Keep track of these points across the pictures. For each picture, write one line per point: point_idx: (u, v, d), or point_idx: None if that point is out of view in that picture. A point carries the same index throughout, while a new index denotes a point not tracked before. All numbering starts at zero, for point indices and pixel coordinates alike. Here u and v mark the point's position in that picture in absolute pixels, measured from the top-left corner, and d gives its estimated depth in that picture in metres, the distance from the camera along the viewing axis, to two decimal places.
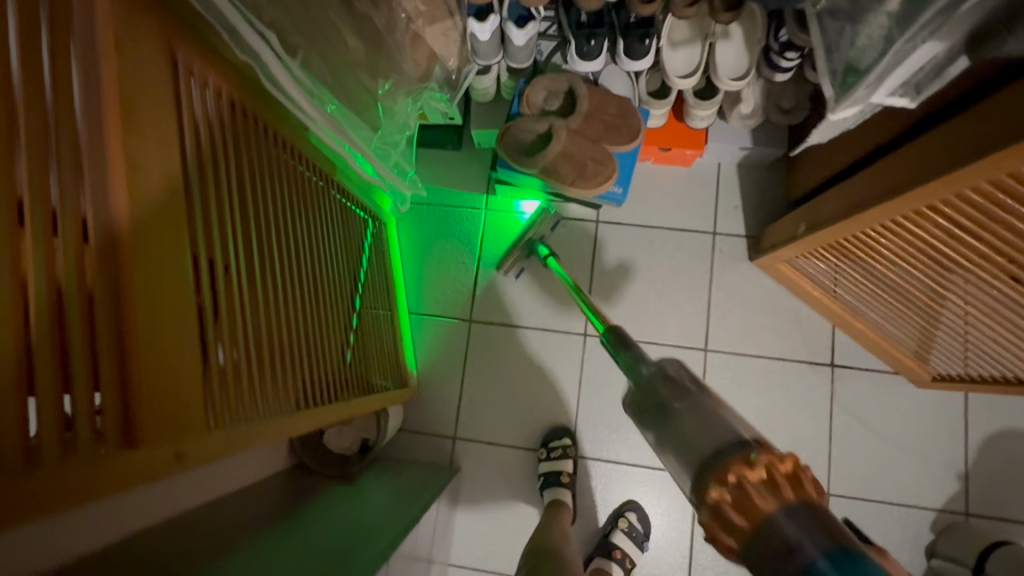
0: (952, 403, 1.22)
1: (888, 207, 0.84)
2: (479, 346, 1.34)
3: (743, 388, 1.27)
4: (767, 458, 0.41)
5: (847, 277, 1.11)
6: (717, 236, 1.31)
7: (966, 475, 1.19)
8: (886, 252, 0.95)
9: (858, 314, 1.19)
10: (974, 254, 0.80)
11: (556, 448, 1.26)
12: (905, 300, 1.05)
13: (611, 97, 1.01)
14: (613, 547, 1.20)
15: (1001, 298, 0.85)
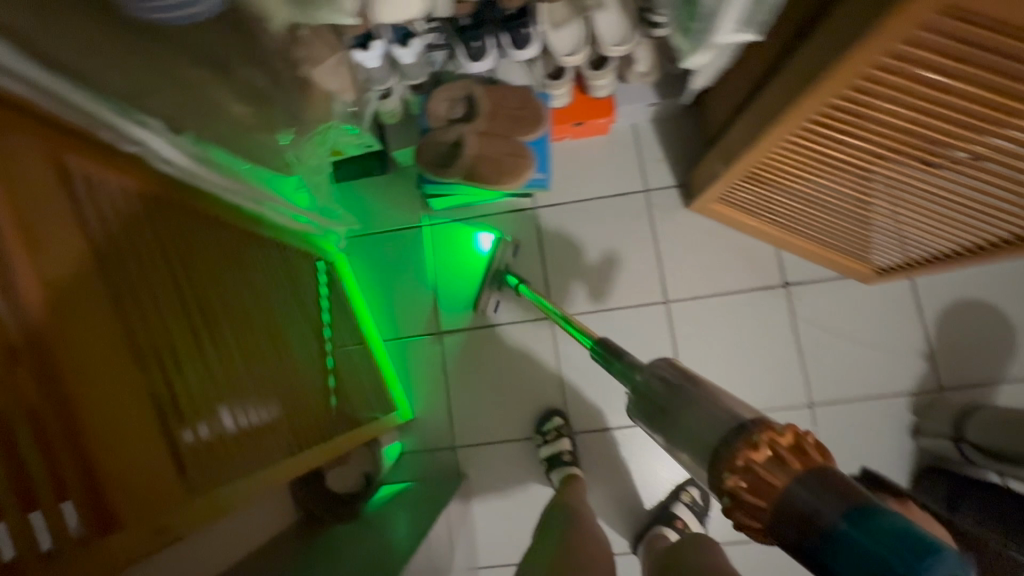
0: (901, 291, 1.28)
1: (774, 132, 0.89)
2: (454, 355, 1.37)
3: (709, 328, 1.32)
4: (746, 450, 0.41)
5: (772, 202, 1.16)
6: (649, 193, 1.36)
7: (930, 353, 1.25)
8: (791, 173, 1.01)
9: (793, 232, 1.24)
10: (861, 156, 0.86)
11: (551, 430, 1.29)
12: (826, 210, 1.10)
13: (510, 91, 1.05)
14: (675, 518, 1.23)
15: (901, 189, 0.91)
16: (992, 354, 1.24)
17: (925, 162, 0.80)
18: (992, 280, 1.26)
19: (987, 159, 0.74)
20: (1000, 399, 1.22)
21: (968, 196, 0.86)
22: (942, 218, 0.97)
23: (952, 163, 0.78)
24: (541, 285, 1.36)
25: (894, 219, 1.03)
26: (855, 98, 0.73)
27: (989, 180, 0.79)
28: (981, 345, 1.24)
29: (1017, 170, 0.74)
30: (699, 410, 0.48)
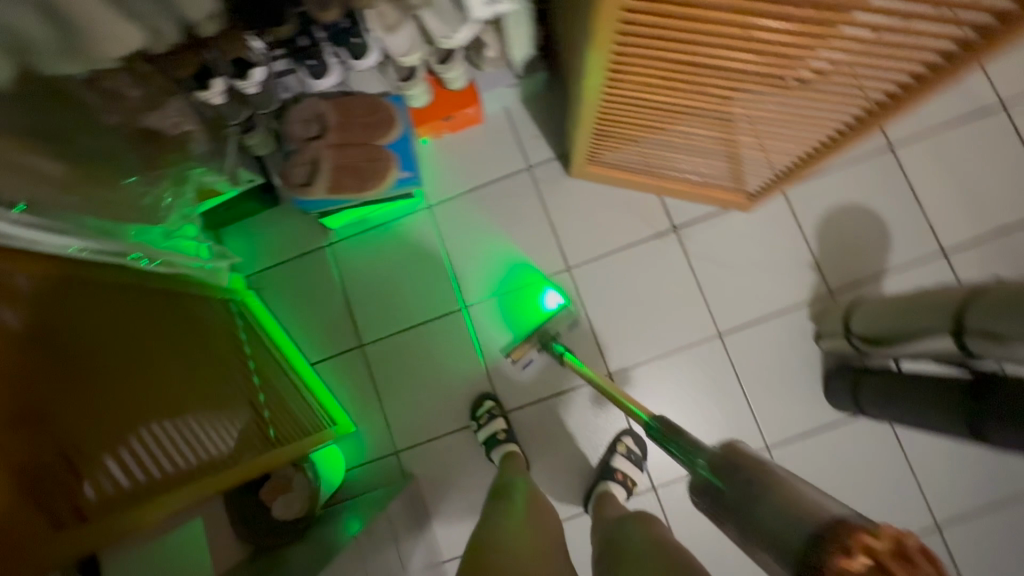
0: (780, 211, 1.36)
1: (590, 82, 0.93)
2: (379, 362, 1.40)
3: (613, 284, 1.38)
4: (841, 558, 0.40)
5: (632, 151, 1.22)
6: (532, 169, 1.41)
7: (816, 262, 1.33)
8: (629, 118, 1.05)
9: (663, 176, 1.31)
10: (670, 88, 0.90)
11: (483, 415, 1.33)
12: (677, 150, 1.16)
13: (356, 100, 1.08)
14: (615, 471, 1.29)
15: (721, 111, 0.95)
16: (870, 251, 1.32)
17: (721, 81, 0.84)
18: (858, 183, 1.34)
19: (764, 67, 0.78)
20: (886, 290, 1.31)
21: (777, 104, 0.91)
22: (772, 131, 1.02)
23: (741, 76, 0.82)
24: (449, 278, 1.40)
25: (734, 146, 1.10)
26: (631, 36, 0.76)
27: (781, 85, 0.84)
28: (858, 245, 1.33)
29: (796, 70, 0.79)
30: (773, 504, 0.48)
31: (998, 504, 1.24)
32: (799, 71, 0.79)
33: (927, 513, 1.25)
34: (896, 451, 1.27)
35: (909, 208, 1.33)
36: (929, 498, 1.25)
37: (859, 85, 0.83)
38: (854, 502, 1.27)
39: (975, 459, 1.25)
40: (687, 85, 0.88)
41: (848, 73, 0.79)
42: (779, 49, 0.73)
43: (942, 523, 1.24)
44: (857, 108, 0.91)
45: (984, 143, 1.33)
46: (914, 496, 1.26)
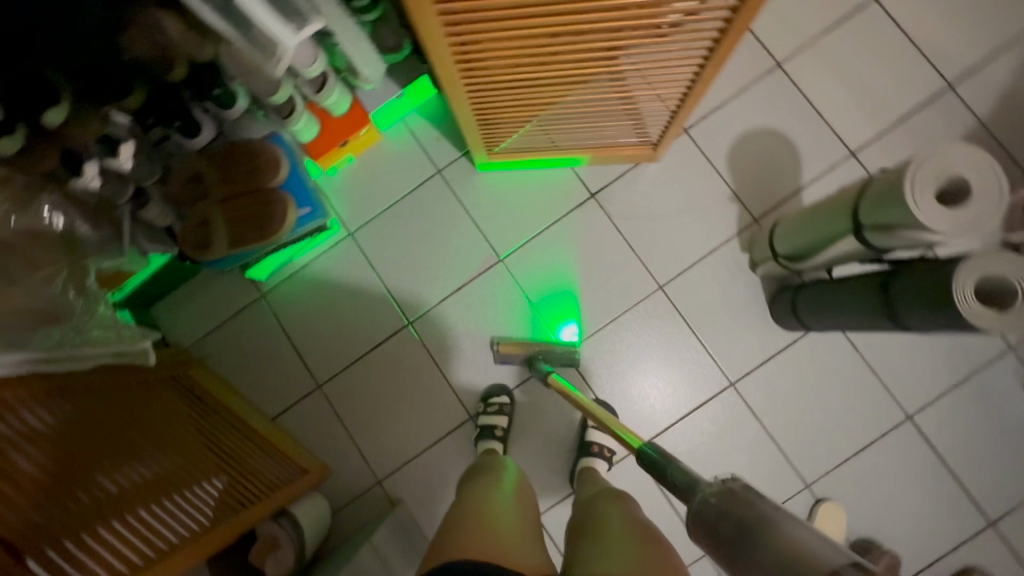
0: (690, 153, 1.37)
1: (440, 63, 0.92)
2: (341, 398, 1.39)
3: (549, 264, 1.38)
4: None
5: (524, 131, 1.22)
6: (442, 172, 1.41)
7: (736, 194, 1.35)
8: (499, 95, 1.04)
9: (566, 149, 1.31)
10: (515, 54, 0.89)
11: (493, 404, 1.32)
12: (567, 120, 1.17)
13: (235, 152, 1.12)
14: (591, 444, 1.29)
15: (578, 70, 0.94)
16: (784, 170, 1.34)
17: (555, 37, 0.83)
18: (758, 106, 1.36)
19: (586, 13, 0.77)
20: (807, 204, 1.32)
21: (626, 54, 0.89)
22: (640, 82, 1.01)
23: (570, 29, 0.80)
24: (388, 298, 1.40)
25: (617, 104, 1.10)
26: (444, 7, 0.75)
27: (616, 31, 0.82)
28: (771, 167, 1.34)
29: (619, 14, 0.77)
30: (773, 549, 0.51)
31: (960, 383, 1.26)
32: (623, 14, 0.77)
33: (896, 407, 1.27)
34: (854, 356, 1.29)
35: (813, 120, 1.34)
36: (896, 394, 1.27)
37: (695, 20, 0.81)
38: (829, 415, 1.28)
39: (929, 345, 1.27)
40: (530, 50, 0.87)
41: (674, 9, 0.77)
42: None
43: (912, 413, 1.26)
44: (709, 43, 0.89)
45: (867, 40, 1.35)
46: (881, 395, 1.28)
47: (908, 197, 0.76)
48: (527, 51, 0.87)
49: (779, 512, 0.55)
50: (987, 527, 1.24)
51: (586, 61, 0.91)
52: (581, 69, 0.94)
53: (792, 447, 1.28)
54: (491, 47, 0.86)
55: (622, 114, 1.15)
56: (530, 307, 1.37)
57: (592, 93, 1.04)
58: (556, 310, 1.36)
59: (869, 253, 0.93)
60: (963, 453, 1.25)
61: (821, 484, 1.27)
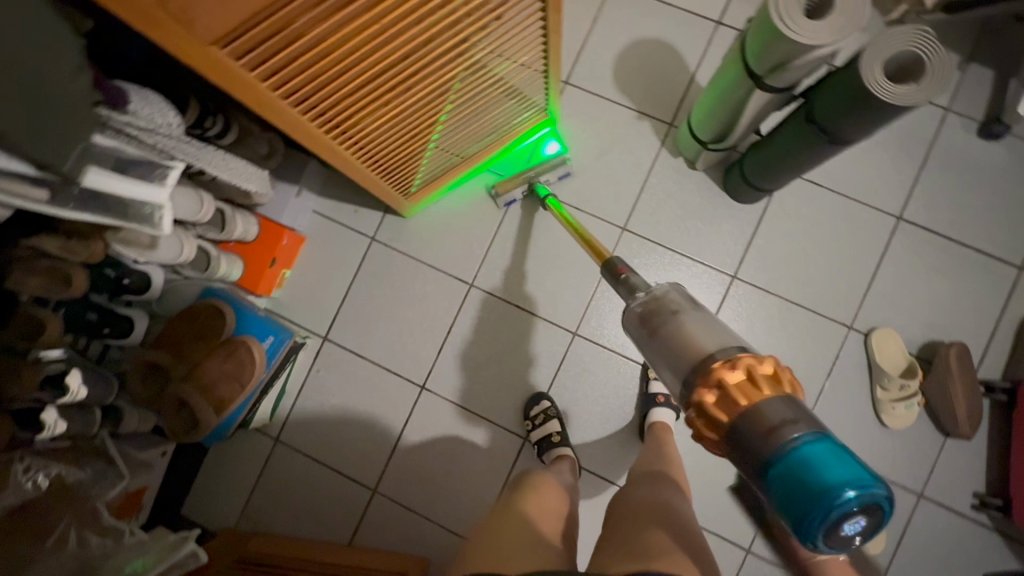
0: (581, 99, 1.38)
1: (315, 142, 0.91)
2: (399, 490, 1.34)
3: (515, 263, 1.37)
4: (719, 364, 0.56)
5: (425, 160, 1.21)
6: (375, 238, 1.39)
7: (641, 112, 1.36)
8: (384, 140, 1.03)
9: (472, 155, 1.31)
10: (373, 96, 0.88)
11: (538, 414, 1.30)
12: (456, 129, 1.16)
13: (177, 326, 1.11)
14: (657, 395, 1.28)
15: (437, 78, 0.93)
16: (670, 68, 1.36)
17: (399, 62, 0.81)
18: (617, 28, 1.38)
19: (411, 27, 0.75)
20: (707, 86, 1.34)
21: (470, 42, 0.88)
22: (498, 59, 1.00)
23: (407, 48, 0.79)
24: (390, 375, 1.37)
25: (491, 90, 1.10)
26: (284, 92, 0.74)
27: (449, 28, 0.81)
28: (658, 72, 1.36)
29: (441, 12, 0.76)
30: (675, 334, 0.63)
31: (925, 163, 1.28)
32: (445, 11, 0.76)
33: (883, 215, 1.28)
34: (822, 192, 1.30)
35: (670, 13, 1.37)
36: (878, 202, 1.28)
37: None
38: (832, 254, 1.29)
39: (878, 145, 1.29)
40: (384, 85, 0.86)
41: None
42: (399, 10, 0.70)
43: (900, 212, 1.28)
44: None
45: None
46: (866, 212, 1.29)
47: (781, 26, 0.76)
48: (381, 88, 0.86)
49: (688, 312, 0.64)
50: (1020, 273, 1.24)
51: (438, 68, 0.90)
52: (439, 78, 0.93)
53: (817, 300, 1.28)
54: (348, 102, 0.85)
55: (501, 98, 1.15)
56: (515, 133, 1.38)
57: (462, 94, 1.04)
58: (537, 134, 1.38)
59: (779, 96, 0.94)
60: (962, 221, 1.26)
61: (862, 318, 1.26)
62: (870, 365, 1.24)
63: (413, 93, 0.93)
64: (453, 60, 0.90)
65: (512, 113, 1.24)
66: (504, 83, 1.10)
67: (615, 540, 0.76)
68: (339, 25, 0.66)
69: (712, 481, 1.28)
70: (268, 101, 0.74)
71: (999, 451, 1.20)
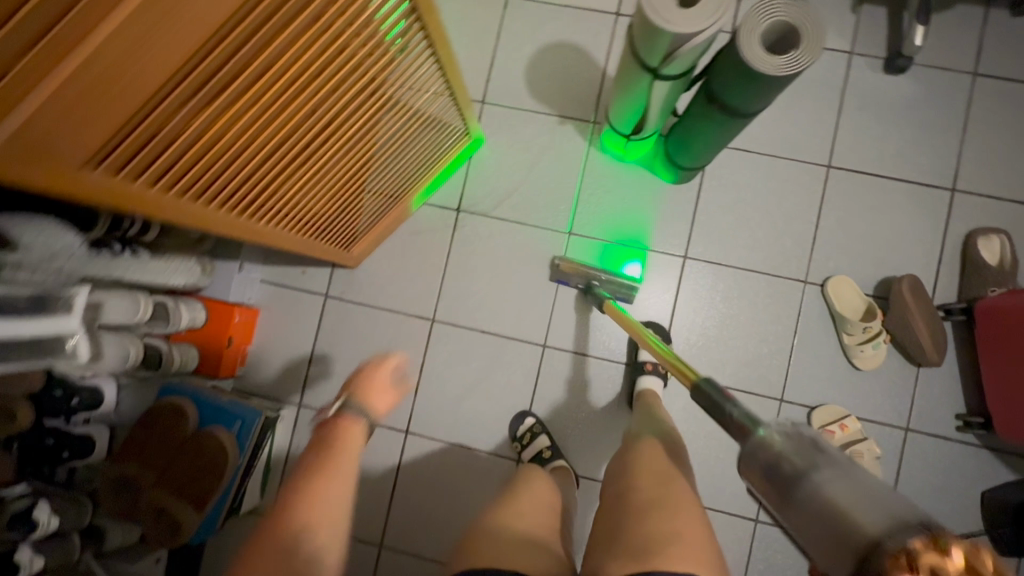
0: (502, 116, 1.38)
1: (239, 226, 0.90)
2: (405, 540, 1.33)
3: (472, 289, 1.37)
4: (920, 543, 0.47)
5: (353, 213, 1.20)
6: (329, 294, 1.38)
7: (562, 116, 1.37)
8: (310, 203, 1.03)
9: (400, 196, 1.31)
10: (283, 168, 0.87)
11: (524, 434, 1.29)
12: (377, 177, 1.15)
13: (139, 431, 1.07)
14: (644, 366, 1.28)
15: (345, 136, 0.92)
16: (581, 68, 1.37)
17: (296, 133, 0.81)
18: (521, 40, 1.38)
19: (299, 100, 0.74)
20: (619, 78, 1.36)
21: (367, 96, 0.88)
22: (403, 101, 1.00)
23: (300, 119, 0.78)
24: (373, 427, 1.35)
25: (401, 134, 1.09)
26: (188, 191, 0.73)
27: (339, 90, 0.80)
28: (570, 74, 1.37)
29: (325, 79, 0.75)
30: (833, 499, 0.53)
31: (841, 109, 1.30)
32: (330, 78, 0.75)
33: (813, 167, 1.30)
34: (752, 157, 1.32)
35: (568, 15, 1.38)
36: (807, 156, 1.30)
37: (394, 29, 0.79)
38: (775, 215, 1.31)
39: (795, 101, 1.31)
40: (289, 156, 0.85)
41: (366, 39, 0.76)
42: (279, 92, 0.70)
43: (829, 161, 1.30)
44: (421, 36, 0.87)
45: None
46: (797, 167, 1.31)
47: (657, 19, 0.77)
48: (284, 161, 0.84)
49: (828, 465, 0.56)
50: (954, 194, 1.27)
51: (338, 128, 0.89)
52: (342, 137, 0.92)
53: (769, 262, 1.30)
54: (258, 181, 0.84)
55: (414, 138, 1.15)
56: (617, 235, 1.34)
57: (372, 144, 1.03)
58: (625, 248, 1.33)
59: (679, 82, 0.95)
60: (889, 157, 1.29)
61: (815, 271, 1.28)
62: (832, 315, 1.26)
63: (319, 157, 0.92)
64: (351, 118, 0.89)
65: (429, 149, 1.24)
66: (413, 123, 1.10)
67: (607, 554, 0.76)
68: (217, 119, 0.65)
69: (707, 460, 1.29)
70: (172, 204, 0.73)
71: (969, 370, 1.23)
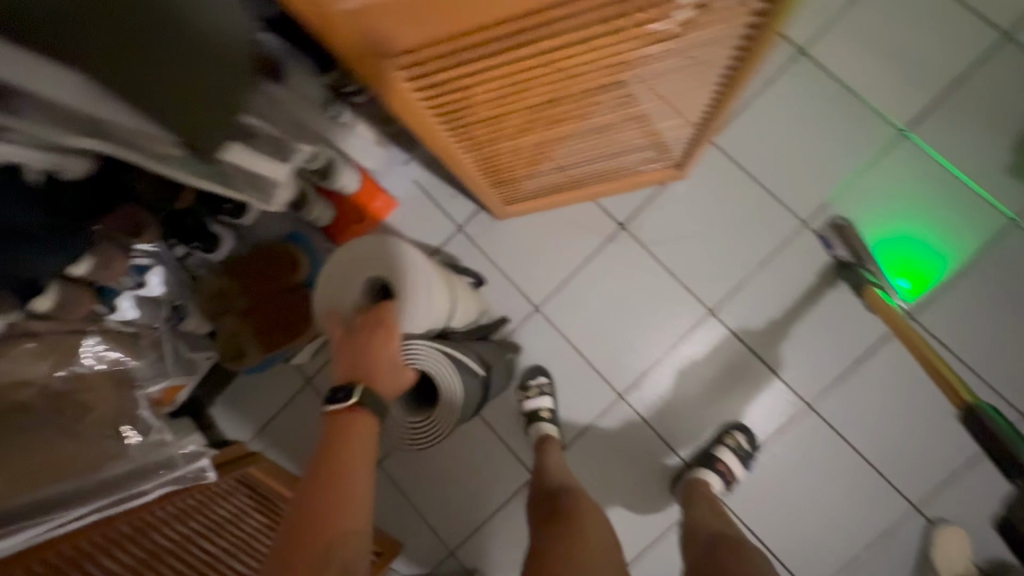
0: (721, 163, 1.26)
1: (438, 137, 0.84)
2: (403, 471, 1.38)
3: (590, 304, 1.31)
4: None
5: (526, 180, 1.13)
6: (462, 228, 1.37)
7: (781, 198, 1.24)
8: (502, 160, 0.99)
9: (573, 188, 1.23)
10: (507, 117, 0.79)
11: (532, 387, 1.29)
12: (570, 161, 1.07)
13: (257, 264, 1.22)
14: (717, 459, 1.17)
15: (591, 108, 0.81)
16: (833, 164, 1.21)
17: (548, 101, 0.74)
18: (791, 100, 1.23)
19: (583, 78, 0.69)
20: (862, 186, 1.21)
21: (634, 92, 0.79)
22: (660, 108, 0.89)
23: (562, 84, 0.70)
24: None
25: (618, 139, 0.99)
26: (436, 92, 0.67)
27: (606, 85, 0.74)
28: (818, 163, 1.22)
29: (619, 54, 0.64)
30: None
31: None
32: (621, 64, 0.67)
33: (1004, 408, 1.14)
34: (948, 357, 1.16)
35: (857, 103, 1.20)
36: (1003, 390, 1.14)
37: (715, 44, 0.69)
38: (934, 427, 1.15)
39: None
40: (530, 115, 0.79)
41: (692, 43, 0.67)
42: (591, 52, 0.62)
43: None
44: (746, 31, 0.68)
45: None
46: (982, 391, 1.16)
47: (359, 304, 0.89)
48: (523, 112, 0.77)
49: None
50: None
51: (588, 109, 0.81)
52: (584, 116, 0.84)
53: (893, 466, 1.16)
54: (488, 123, 0.80)
55: (625, 147, 1.05)
56: (886, 231, 1.19)
57: (594, 134, 0.94)
58: (903, 258, 1.18)
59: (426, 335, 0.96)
60: None
61: (933, 503, 1.14)
62: (919, 555, 1.14)
63: (552, 122, 0.84)
64: (604, 104, 0.81)
65: (633, 161, 1.14)
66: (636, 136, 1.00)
67: None
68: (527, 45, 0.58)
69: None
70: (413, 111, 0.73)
71: None
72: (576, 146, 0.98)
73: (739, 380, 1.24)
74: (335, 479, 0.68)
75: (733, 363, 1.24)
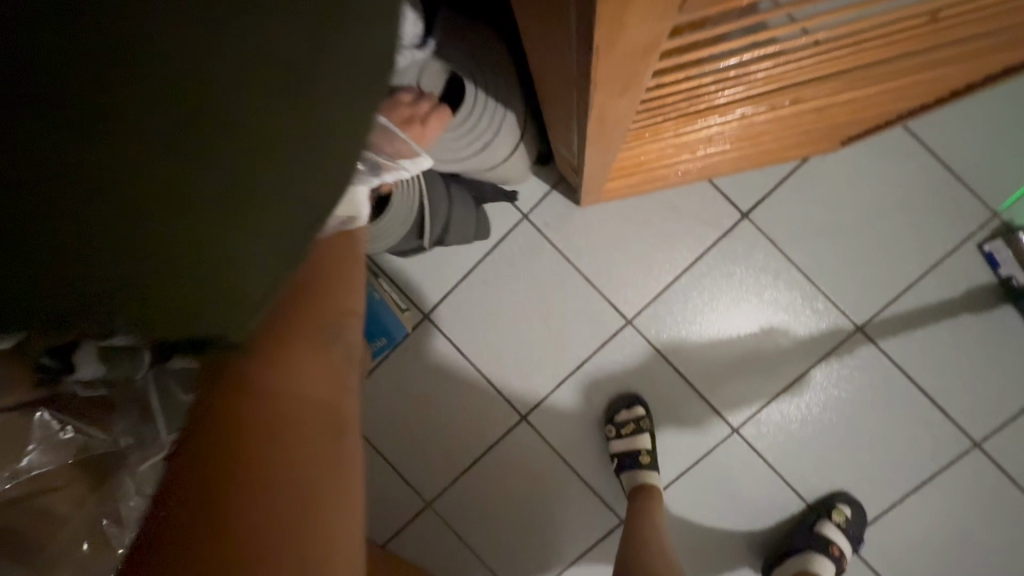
0: (887, 133, 0.95)
1: (600, 145, 0.51)
2: (459, 519, 1.11)
3: (699, 315, 1.03)
4: None
5: (647, 180, 0.82)
6: (529, 217, 1.05)
7: (962, 179, 0.94)
8: (648, 165, 0.67)
9: (691, 180, 0.92)
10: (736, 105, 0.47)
11: (627, 423, 1.02)
12: (722, 157, 0.76)
13: None
14: (829, 542, 0.95)
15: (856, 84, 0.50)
16: None
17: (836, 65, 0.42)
18: None
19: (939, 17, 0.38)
20: None
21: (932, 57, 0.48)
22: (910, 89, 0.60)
23: (815, 65, 0.42)
24: (491, 392, 1.08)
25: (810, 131, 0.69)
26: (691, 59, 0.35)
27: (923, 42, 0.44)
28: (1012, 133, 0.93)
29: None
30: None
31: None
32: None
33: None
34: None
35: None
36: None
37: None
38: None
39: None
40: (773, 96, 0.47)
41: None
42: None
43: None
44: None
45: None
46: None
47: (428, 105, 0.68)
48: (771, 92, 0.45)
49: None
50: None
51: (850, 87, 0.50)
52: (828, 99, 0.53)
53: None
54: (700, 116, 0.48)
55: (802, 138, 0.75)
56: None
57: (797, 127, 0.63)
58: None
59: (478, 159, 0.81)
60: None
61: None
62: None
63: (781, 109, 0.52)
64: (874, 82, 0.50)
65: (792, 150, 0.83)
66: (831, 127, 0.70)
67: None
68: None
69: None
70: (606, 110, 0.40)
71: None
72: (758, 139, 0.66)
73: (890, 410, 0.99)
74: (311, 360, 0.44)
75: (882, 390, 0.99)
